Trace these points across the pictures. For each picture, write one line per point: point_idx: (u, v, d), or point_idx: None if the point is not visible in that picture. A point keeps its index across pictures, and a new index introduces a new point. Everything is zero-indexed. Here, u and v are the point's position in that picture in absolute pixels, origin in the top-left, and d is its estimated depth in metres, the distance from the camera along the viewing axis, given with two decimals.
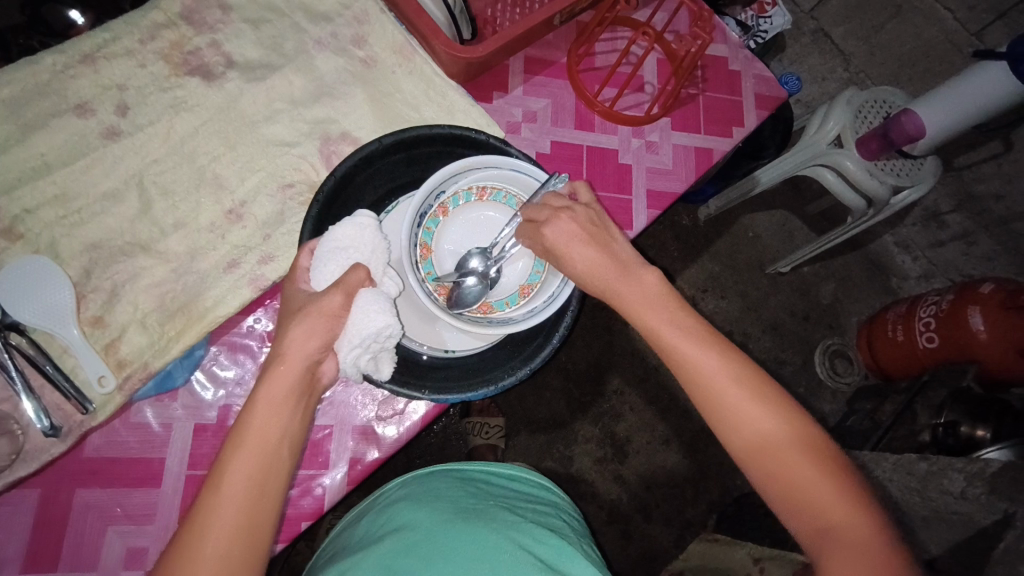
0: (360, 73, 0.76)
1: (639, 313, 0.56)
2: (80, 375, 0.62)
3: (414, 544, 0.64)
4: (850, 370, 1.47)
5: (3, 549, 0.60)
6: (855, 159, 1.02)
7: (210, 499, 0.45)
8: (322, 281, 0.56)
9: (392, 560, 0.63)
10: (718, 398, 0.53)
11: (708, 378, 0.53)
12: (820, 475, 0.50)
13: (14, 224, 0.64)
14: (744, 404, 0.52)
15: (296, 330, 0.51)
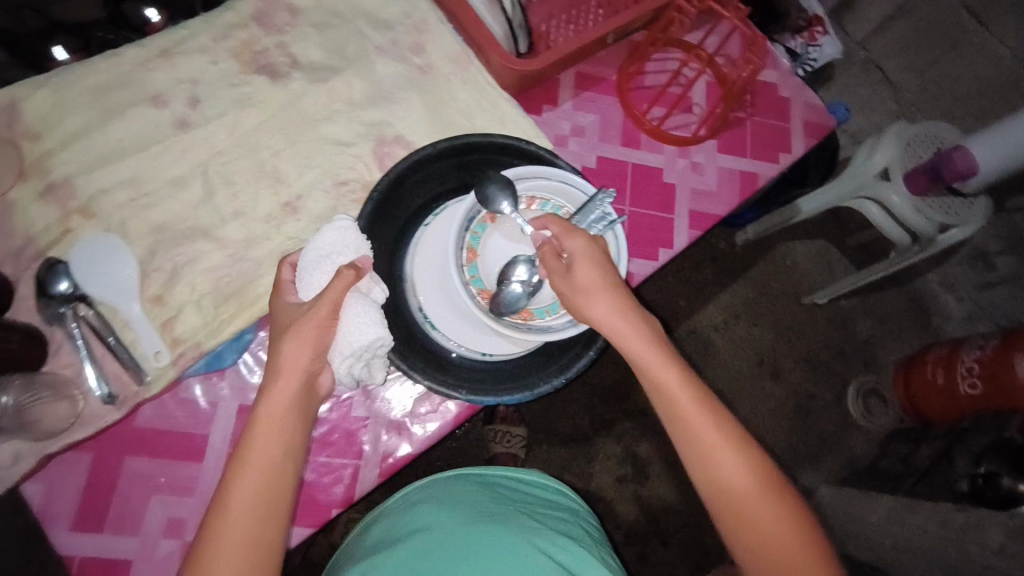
0: (417, 80, 0.79)
1: (643, 355, 0.60)
2: (137, 349, 0.66)
3: (438, 547, 0.65)
4: (884, 412, 1.42)
5: (54, 508, 0.63)
6: (900, 193, 1.00)
7: (226, 508, 0.53)
8: (308, 290, 0.59)
9: (416, 562, 0.64)
10: (699, 440, 0.59)
11: (692, 422, 0.59)
12: (776, 514, 0.58)
13: (90, 204, 0.68)
14: (719, 448, 0.59)
15: (288, 352, 0.56)
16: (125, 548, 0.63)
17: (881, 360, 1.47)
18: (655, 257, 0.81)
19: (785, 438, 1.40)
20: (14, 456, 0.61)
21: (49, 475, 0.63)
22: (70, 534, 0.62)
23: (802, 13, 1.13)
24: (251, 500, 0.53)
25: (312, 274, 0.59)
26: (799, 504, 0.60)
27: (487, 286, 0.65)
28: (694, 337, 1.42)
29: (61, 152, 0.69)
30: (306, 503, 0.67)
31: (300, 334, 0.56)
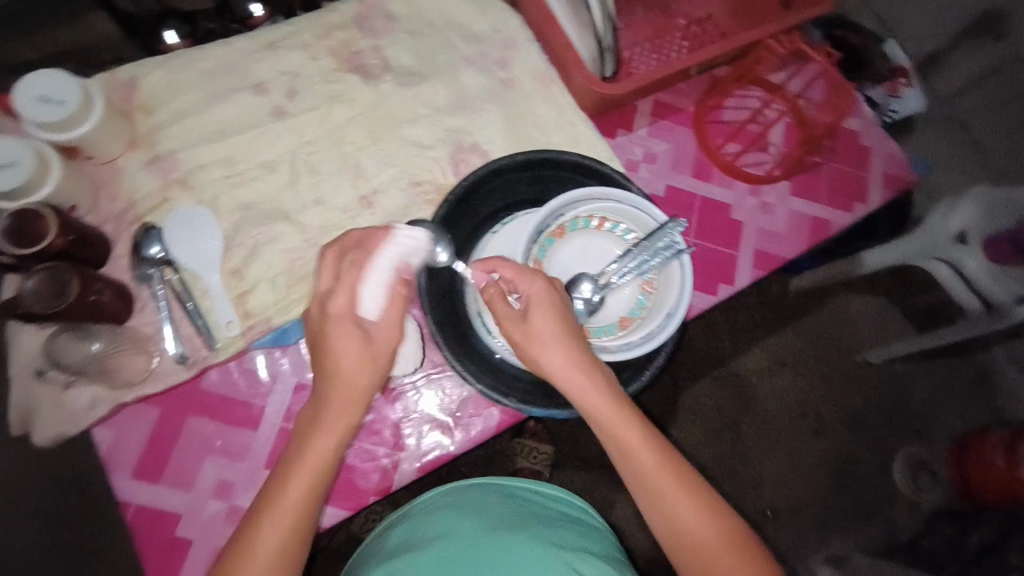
0: (499, 93, 0.82)
1: (592, 404, 0.59)
2: (211, 316, 0.70)
3: (466, 556, 0.61)
4: (934, 486, 1.33)
5: (120, 455, 0.68)
6: (978, 260, 0.96)
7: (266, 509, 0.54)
8: (368, 300, 0.57)
9: (444, 571, 0.60)
10: (659, 494, 0.59)
11: (650, 477, 0.59)
12: (737, 561, 0.57)
13: (188, 177, 0.73)
14: (680, 501, 0.59)
15: (348, 360, 0.56)
16: (176, 502, 0.67)
17: (935, 431, 1.37)
18: (716, 292, 0.80)
19: (823, 501, 1.31)
20: (92, 401, 0.67)
21: (120, 423, 0.68)
22: (130, 481, 0.67)
23: (885, 62, 1.02)
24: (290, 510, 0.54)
25: (376, 283, 0.57)
26: (765, 555, 0.59)
27: None
28: (733, 380, 1.33)
29: (168, 126, 0.74)
30: (346, 485, 0.70)
31: (358, 352, 0.56)
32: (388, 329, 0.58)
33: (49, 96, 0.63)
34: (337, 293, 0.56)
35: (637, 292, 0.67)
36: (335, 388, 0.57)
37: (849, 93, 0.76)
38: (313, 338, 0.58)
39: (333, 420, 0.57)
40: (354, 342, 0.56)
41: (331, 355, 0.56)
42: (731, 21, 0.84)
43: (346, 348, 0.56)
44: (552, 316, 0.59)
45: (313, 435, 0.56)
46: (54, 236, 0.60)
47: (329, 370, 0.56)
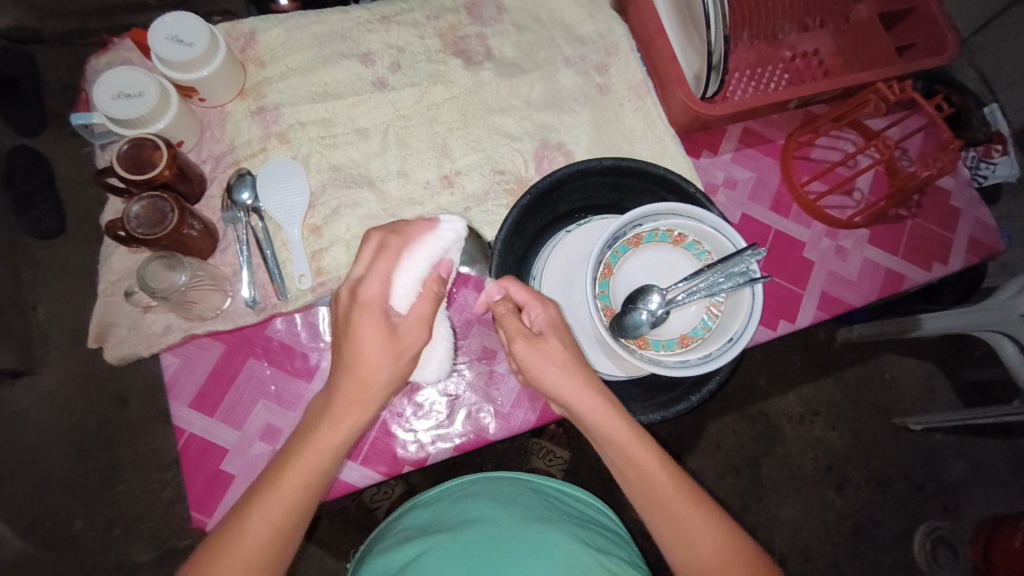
0: (593, 97, 0.83)
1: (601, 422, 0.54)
2: (287, 267, 0.73)
3: (494, 539, 0.59)
4: (952, 564, 1.23)
5: (181, 382, 0.70)
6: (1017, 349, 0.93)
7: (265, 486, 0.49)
8: (402, 295, 0.52)
9: (471, 553, 0.58)
10: (679, 530, 0.52)
11: (667, 511, 0.52)
12: None
13: (288, 131, 0.77)
14: (704, 541, 0.52)
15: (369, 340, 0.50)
16: (227, 438, 0.69)
17: (965, 507, 1.26)
18: (775, 327, 0.79)
19: (834, 561, 1.22)
20: (166, 327, 0.70)
21: (186, 352, 0.71)
22: (186, 409, 0.69)
23: (983, 126, 0.96)
24: (296, 492, 0.49)
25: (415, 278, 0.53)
26: None
27: (612, 304, 0.68)
28: (762, 421, 1.26)
29: (277, 81, 0.77)
30: (384, 452, 0.71)
31: (379, 344, 0.51)
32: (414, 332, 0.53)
33: (181, 37, 0.66)
34: (378, 279, 0.52)
35: (703, 312, 0.66)
36: (355, 368, 0.51)
37: (956, 147, 0.72)
38: (343, 319, 0.52)
39: (349, 404, 0.51)
40: (377, 331, 0.51)
41: (353, 335, 0.51)
42: (837, 60, 0.84)
43: (368, 333, 0.50)
44: (575, 363, 0.55)
45: (329, 411, 0.51)
46: (161, 167, 0.65)
47: (352, 348, 0.50)
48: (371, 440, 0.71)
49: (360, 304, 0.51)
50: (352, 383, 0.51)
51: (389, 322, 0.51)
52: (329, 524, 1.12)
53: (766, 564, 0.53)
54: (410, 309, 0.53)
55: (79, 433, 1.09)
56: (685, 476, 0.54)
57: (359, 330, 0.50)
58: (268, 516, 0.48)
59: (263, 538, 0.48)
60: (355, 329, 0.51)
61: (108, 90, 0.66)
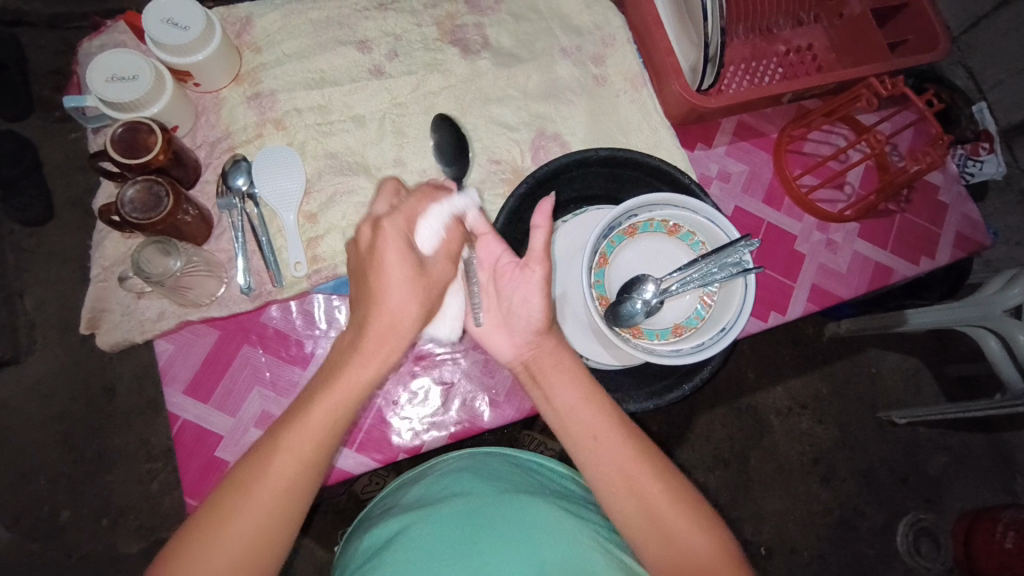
0: (589, 88, 0.83)
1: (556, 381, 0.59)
2: (282, 255, 0.73)
3: (478, 510, 0.60)
4: (933, 554, 1.26)
5: (176, 368, 0.70)
6: (999, 344, 0.96)
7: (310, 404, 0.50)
8: (429, 241, 0.54)
9: (456, 530, 0.59)
10: (624, 477, 0.55)
11: (611, 459, 0.56)
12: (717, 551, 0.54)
13: (284, 118, 0.76)
14: (648, 481, 0.55)
15: (384, 268, 0.51)
16: (222, 424, 0.69)
17: (947, 499, 1.29)
18: (767, 319, 0.80)
19: (818, 551, 1.25)
20: (160, 313, 0.70)
21: (180, 338, 0.71)
22: (181, 395, 0.69)
23: (971, 124, 0.96)
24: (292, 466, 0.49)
25: (437, 220, 0.54)
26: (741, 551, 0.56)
27: (607, 294, 0.69)
28: (751, 414, 1.28)
29: (272, 67, 0.77)
30: (379, 439, 0.72)
31: (404, 277, 0.51)
32: (445, 265, 0.55)
33: (176, 20, 0.66)
34: (396, 215, 0.52)
35: (696, 302, 0.68)
36: (369, 324, 0.51)
37: (946, 142, 0.73)
38: (359, 265, 0.53)
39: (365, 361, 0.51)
40: (394, 261, 0.51)
41: (369, 277, 0.52)
42: (830, 55, 0.86)
43: (386, 263, 0.51)
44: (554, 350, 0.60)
45: (345, 368, 0.51)
46: (155, 151, 0.64)
47: (374, 287, 0.51)
48: (367, 428, 0.72)
49: (381, 241, 0.51)
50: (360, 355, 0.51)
51: (407, 254, 0.51)
52: (319, 514, 1.12)
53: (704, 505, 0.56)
54: (433, 252, 0.54)
55: (67, 422, 1.08)
56: (633, 427, 0.58)
57: (381, 270, 0.51)
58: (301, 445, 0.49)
59: (309, 440, 0.49)
60: (375, 276, 0.51)
61: (102, 73, 0.65)
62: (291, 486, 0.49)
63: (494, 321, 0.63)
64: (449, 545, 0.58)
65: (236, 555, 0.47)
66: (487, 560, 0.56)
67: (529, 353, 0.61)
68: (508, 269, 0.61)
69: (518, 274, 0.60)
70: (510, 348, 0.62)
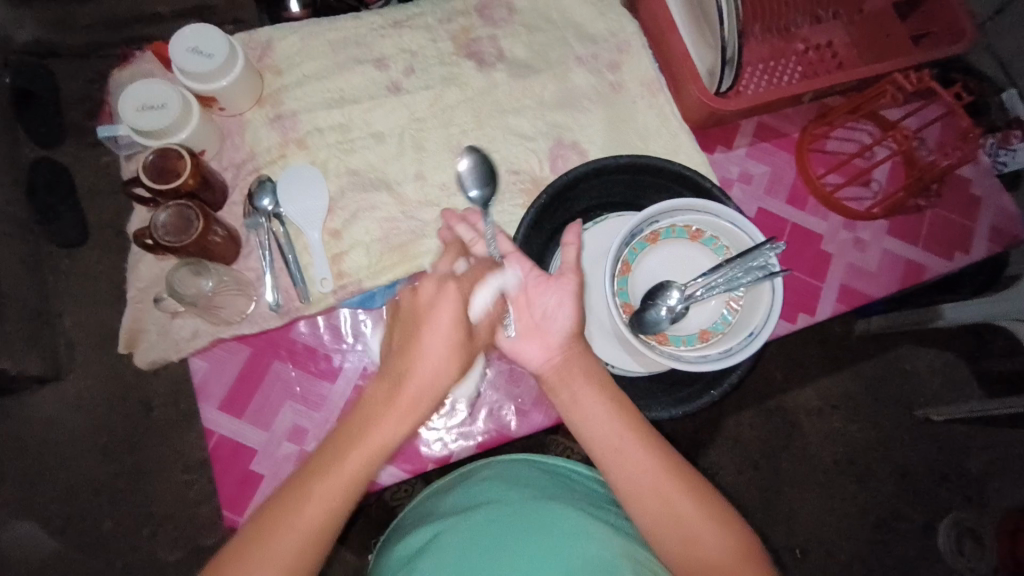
0: (605, 94, 0.83)
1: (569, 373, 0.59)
2: (308, 271, 0.74)
3: (501, 516, 0.61)
4: (978, 556, 1.22)
5: (210, 385, 0.72)
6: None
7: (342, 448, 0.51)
8: (478, 307, 0.58)
9: (481, 535, 0.59)
10: (650, 484, 0.55)
11: (636, 467, 0.55)
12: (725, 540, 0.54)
13: (306, 137, 0.78)
14: (673, 487, 0.55)
15: (430, 333, 0.54)
16: (255, 439, 0.71)
17: (990, 498, 1.24)
18: (795, 321, 0.79)
19: (855, 554, 1.21)
20: (193, 332, 0.72)
21: (213, 356, 0.73)
22: (216, 412, 0.71)
23: (1000, 112, 0.96)
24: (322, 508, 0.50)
25: (489, 292, 0.59)
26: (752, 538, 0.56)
27: (630, 301, 0.68)
28: (780, 415, 1.26)
29: (294, 88, 0.79)
30: (408, 451, 0.72)
31: (446, 336, 0.54)
32: (484, 334, 0.59)
33: (201, 48, 0.68)
34: (460, 279, 0.57)
35: (722, 307, 0.67)
36: (405, 381, 0.53)
37: (977, 136, 0.71)
38: (410, 313, 0.56)
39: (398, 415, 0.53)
40: (446, 324, 0.54)
41: (416, 334, 0.55)
42: (851, 51, 0.84)
43: (436, 324, 0.54)
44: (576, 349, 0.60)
45: (377, 420, 0.52)
46: (186, 176, 0.67)
47: (415, 347, 0.54)
48: None
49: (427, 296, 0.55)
50: (393, 408, 0.52)
51: (460, 322, 0.55)
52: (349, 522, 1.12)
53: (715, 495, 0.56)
54: (480, 319, 0.59)
55: (107, 436, 1.12)
56: (654, 437, 0.57)
57: (429, 327, 0.54)
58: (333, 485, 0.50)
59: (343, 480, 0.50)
60: (417, 338, 0.55)
61: (132, 102, 0.67)
62: (318, 526, 0.50)
63: (524, 329, 0.60)
64: (471, 548, 0.58)
65: None
66: (517, 567, 0.55)
67: (561, 360, 0.59)
68: (538, 282, 0.61)
69: (550, 285, 0.61)
70: (539, 356, 0.60)
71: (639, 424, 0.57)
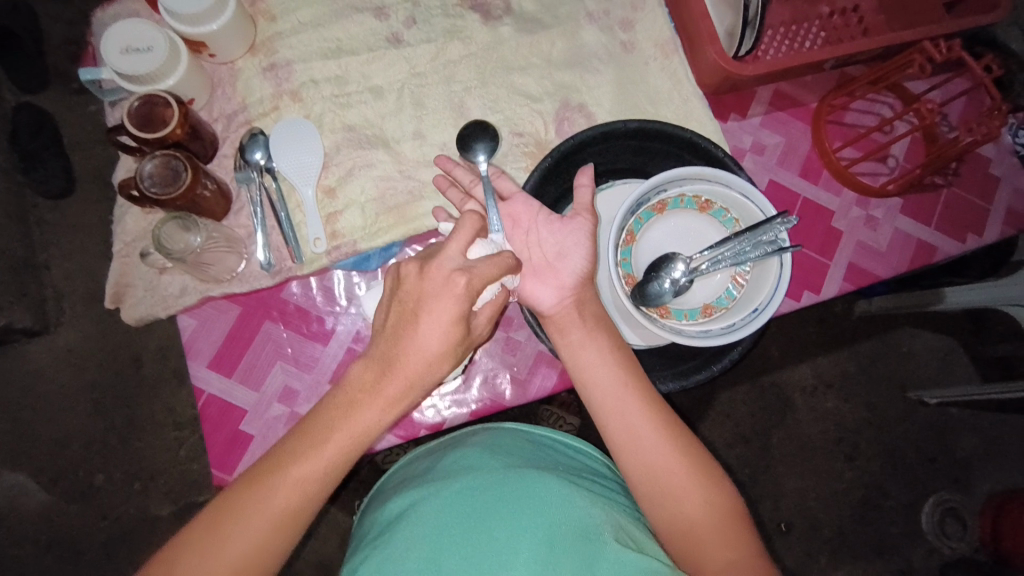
0: (617, 54, 0.79)
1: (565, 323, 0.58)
2: (301, 231, 0.72)
3: (486, 485, 0.57)
4: (960, 537, 1.23)
5: (199, 343, 0.70)
6: None
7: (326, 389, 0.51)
8: None
9: (463, 502, 0.56)
10: (639, 449, 0.54)
11: (628, 434, 0.54)
12: (705, 496, 0.53)
13: (300, 89, 0.74)
14: (661, 452, 0.54)
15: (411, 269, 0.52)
16: (245, 398, 0.70)
17: (976, 482, 1.25)
18: (799, 299, 0.77)
19: (838, 529, 1.23)
20: (182, 289, 0.70)
21: (203, 313, 0.71)
22: (205, 370, 0.70)
23: None
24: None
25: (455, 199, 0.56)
26: (739, 506, 0.55)
27: (633, 272, 0.66)
28: (774, 393, 1.25)
29: (288, 36, 0.75)
30: (400, 417, 0.72)
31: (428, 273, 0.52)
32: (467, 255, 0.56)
33: None
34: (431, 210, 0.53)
35: (727, 282, 0.65)
36: (386, 319, 0.52)
37: (1004, 112, 0.68)
38: (392, 252, 0.53)
39: (379, 351, 0.51)
40: (432, 263, 0.51)
41: (400, 270, 0.52)
42: (878, 17, 0.79)
43: (436, 316, 0.50)
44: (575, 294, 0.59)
45: (355, 360, 0.51)
46: (173, 125, 0.63)
47: (401, 286, 0.51)
48: None
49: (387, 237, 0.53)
50: (376, 346, 0.51)
51: (445, 265, 0.52)
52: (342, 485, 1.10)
53: (701, 452, 0.56)
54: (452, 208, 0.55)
55: (96, 390, 1.11)
56: (658, 399, 0.56)
57: (412, 260, 0.52)
58: (319, 427, 0.50)
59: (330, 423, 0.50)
60: (398, 278, 0.52)
61: (115, 43, 0.63)
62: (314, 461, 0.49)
63: (535, 270, 0.60)
64: (451, 515, 0.55)
65: (265, 525, 0.48)
66: (497, 537, 0.53)
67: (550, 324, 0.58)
68: (549, 220, 0.61)
69: (563, 225, 0.60)
70: (554, 297, 0.58)
71: (641, 386, 0.56)
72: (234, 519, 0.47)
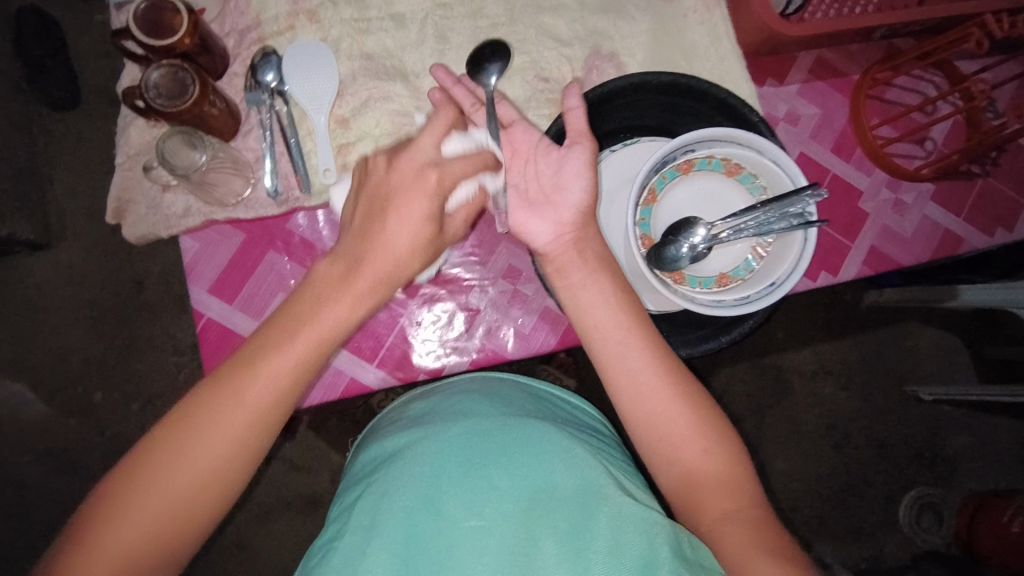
0: (656, 2, 0.74)
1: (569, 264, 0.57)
2: (312, 161, 0.69)
3: (484, 432, 0.56)
4: (935, 529, 1.25)
5: (201, 267, 0.69)
6: None
7: (298, 321, 0.49)
8: (451, 149, 0.54)
9: (460, 447, 0.55)
10: (639, 392, 0.54)
11: (629, 377, 0.54)
12: (706, 441, 0.53)
13: (318, 8, 0.70)
14: (662, 398, 0.54)
15: (393, 216, 0.50)
16: (243, 326, 0.69)
17: (959, 479, 1.27)
18: (815, 279, 0.75)
19: (818, 511, 1.25)
20: (185, 209, 0.68)
21: (206, 236, 0.69)
22: (205, 294, 0.69)
23: None
24: (179, 496, 0.46)
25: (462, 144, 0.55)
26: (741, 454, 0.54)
27: (650, 234, 0.64)
28: (772, 374, 1.25)
29: None
30: (400, 359, 0.71)
31: (413, 227, 0.51)
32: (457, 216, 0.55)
33: None
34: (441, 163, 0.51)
35: (747, 252, 0.63)
36: (363, 265, 0.50)
37: None
38: (378, 190, 0.52)
39: (353, 297, 0.50)
40: (418, 211, 0.51)
41: (383, 214, 0.51)
42: None
43: (405, 213, 0.50)
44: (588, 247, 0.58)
45: (326, 303, 0.49)
46: (181, 33, 0.60)
47: (379, 226, 0.50)
48: (387, 346, 0.71)
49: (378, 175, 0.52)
50: (349, 291, 0.49)
51: (434, 213, 0.51)
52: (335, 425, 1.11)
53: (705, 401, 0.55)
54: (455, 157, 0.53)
55: (97, 309, 1.10)
56: (662, 344, 0.56)
57: (397, 205, 0.50)
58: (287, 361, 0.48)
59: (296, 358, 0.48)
60: (381, 217, 0.51)
61: None
62: (279, 392, 0.48)
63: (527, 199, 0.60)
64: (449, 456, 0.54)
65: (223, 448, 0.47)
66: (495, 485, 0.53)
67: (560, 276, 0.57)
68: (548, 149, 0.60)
69: (561, 155, 0.59)
70: (549, 229, 0.58)
71: (648, 329, 0.56)
72: (198, 437, 0.46)
